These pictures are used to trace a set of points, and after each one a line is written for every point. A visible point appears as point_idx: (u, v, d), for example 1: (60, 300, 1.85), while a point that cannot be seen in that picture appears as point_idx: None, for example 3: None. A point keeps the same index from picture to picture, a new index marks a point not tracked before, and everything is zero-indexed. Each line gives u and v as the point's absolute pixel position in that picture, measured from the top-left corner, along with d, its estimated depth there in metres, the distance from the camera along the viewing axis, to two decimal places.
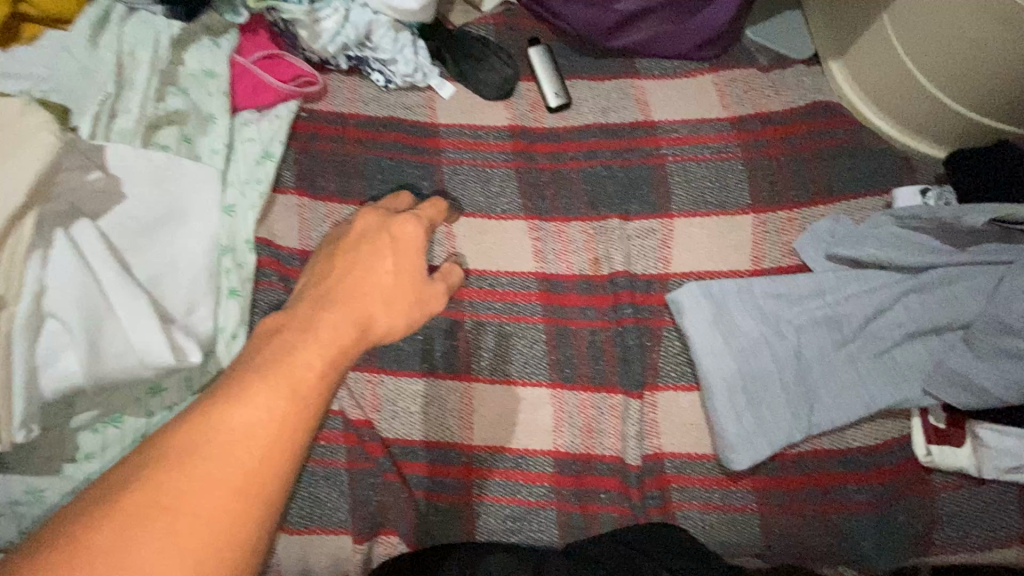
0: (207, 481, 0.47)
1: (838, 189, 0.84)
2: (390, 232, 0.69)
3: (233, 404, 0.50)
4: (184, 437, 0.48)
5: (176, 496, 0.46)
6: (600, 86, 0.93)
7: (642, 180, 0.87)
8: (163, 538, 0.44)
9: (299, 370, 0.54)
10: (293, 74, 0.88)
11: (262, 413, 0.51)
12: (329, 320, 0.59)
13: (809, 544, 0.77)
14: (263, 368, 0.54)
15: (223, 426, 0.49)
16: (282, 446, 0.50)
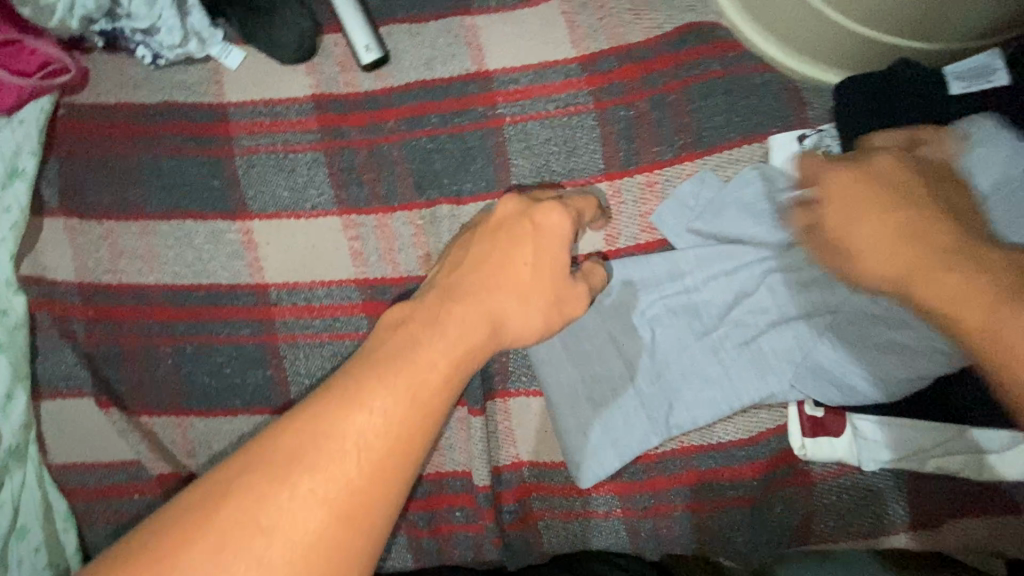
0: (314, 498, 0.40)
1: (707, 139, 0.69)
2: (533, 220, 0.59)
3: (353, 405, 0.43)
4: (318, 426, 0.42)
5: (279, 514, 0.40)
6: (421, 30, 0.75)
7: (477, 150, 0.72)
8: (260, 559, 0.39)
9: (421, 373, 0.46)
10: (39, 62, 0.71)
11: (366, 430, 0.43)
12: (425, 340, 0.49)
13: (678, 543, 0.72)
14: (381, 367, 0.46)
15: (332, 436, 0.42)
16: (394, 461, 0.43)
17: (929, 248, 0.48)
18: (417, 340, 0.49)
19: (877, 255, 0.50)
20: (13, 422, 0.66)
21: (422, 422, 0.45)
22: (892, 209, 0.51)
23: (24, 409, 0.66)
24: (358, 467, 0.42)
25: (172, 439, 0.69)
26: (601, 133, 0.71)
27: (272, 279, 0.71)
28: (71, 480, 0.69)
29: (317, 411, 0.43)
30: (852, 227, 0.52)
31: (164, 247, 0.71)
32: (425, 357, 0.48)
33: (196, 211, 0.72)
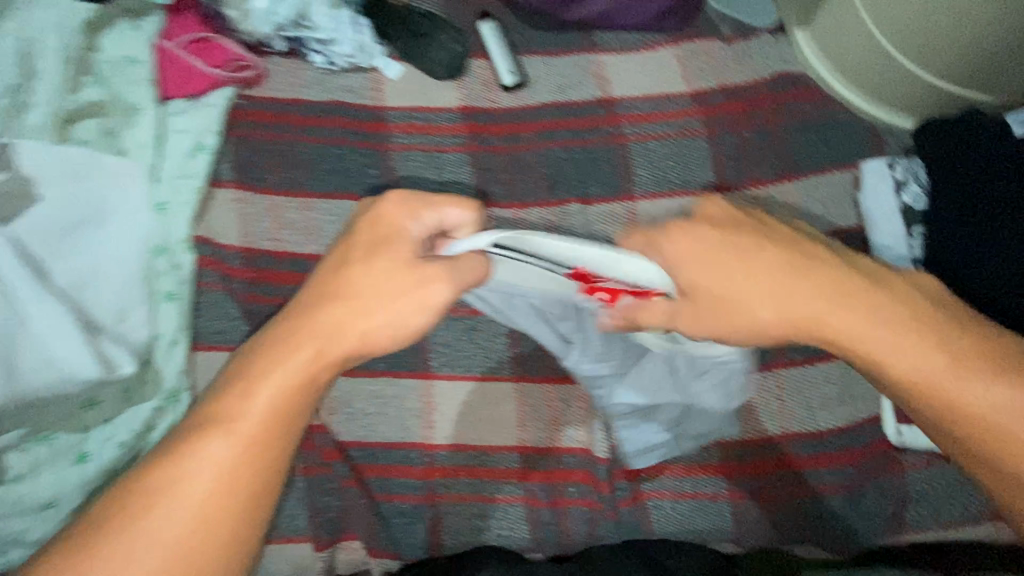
0: (184, 508, 0.52)
1: (805, 163, 0.81)
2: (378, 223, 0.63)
3: (275, 353, 0.58)
4: (264, 358, 0.58)
5: (161, 514, 0.51)
6: (556, 61, 0.87)
7: (603, 161, 0.83)
8: (126, 555, 0.49)
9: (294, 397, 0.57)
10: (225, 58, 0.82)
11: (213, 459, 0.53)
12: (262, 339, 0.59)
13: (781, 528, 0.76)
14: (252, 381, 0.57)
15: (339, 351, 0.59)
16: (253, 470, 0.54)
17: (852, 291, 0.60)
18: (354, 292, 0.60)
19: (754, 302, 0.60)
20: (174, 366, 0.70)
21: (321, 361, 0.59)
22: (778, 272, 0.60)
23: (183, 356, 0.71)
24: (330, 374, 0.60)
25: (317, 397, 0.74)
26: (712, 153, 0.82)
27: None
28: None
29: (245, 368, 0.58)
30: (751, 280, 0.60)
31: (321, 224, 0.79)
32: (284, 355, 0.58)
33: (354, 194, 0.80)
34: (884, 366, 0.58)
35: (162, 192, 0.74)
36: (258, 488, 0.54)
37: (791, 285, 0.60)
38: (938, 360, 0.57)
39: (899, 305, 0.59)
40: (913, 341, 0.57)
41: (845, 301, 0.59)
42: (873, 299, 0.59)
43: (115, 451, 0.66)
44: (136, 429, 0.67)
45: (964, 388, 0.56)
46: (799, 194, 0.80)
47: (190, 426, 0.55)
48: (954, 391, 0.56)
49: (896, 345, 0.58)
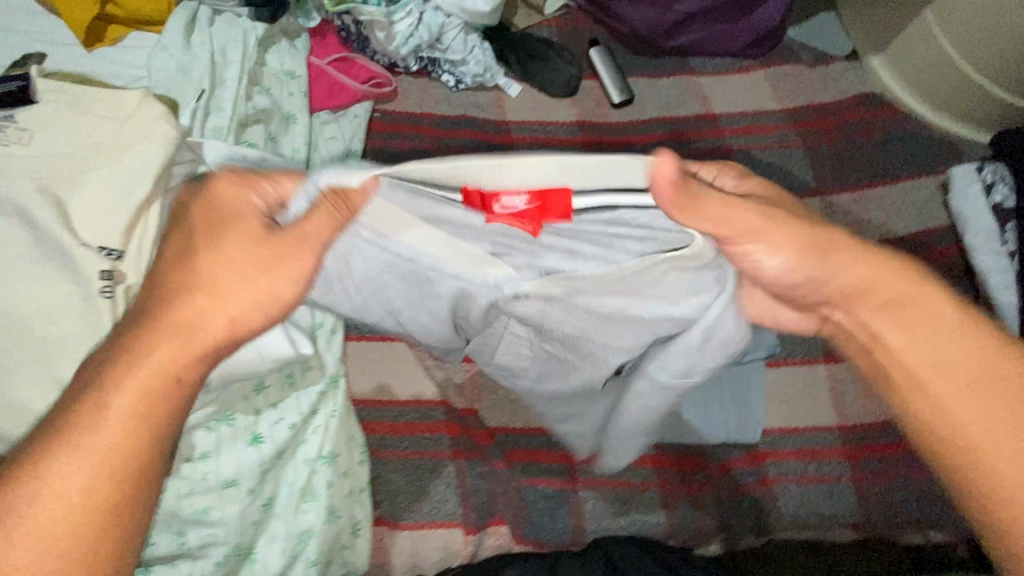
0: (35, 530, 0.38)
1: (892, 171, 0.90)
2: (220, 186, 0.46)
3: (250, 280, 0.44)
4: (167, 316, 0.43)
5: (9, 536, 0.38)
6: (658, 83, 0.97)
7: (710, 169, 0.91)
8: None
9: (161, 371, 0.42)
10: (364, 75, 0.89)
11: (78, 462, 0.40)
12: (236, 262, 0.44)
13: (904, 510, 0.79)
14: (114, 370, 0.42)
15: (244, 319, 0.44)
16: (127, 470, 0.41)
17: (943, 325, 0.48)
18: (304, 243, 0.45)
19: (842, 277, 0.48)
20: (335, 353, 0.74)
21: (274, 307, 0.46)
22: (865, 261, 0.48)
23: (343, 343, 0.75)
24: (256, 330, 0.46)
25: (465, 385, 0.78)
26: (808, 162, 0.91)
27: None
28: (369, 416, 0.75)
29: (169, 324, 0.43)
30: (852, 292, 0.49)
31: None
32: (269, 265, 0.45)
33: None
34: (984, 381, 0.46)
35: None
36: (147, 458, 0.41)
37: (862, 253, 0.48)
38: (1012, 362, 0.47)
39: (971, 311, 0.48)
40: (950, 340, 0.47)
41: (946, 297, 0.48)
42: (944, 289, 0.49)
43: (286, 433, 0.68)
44: (305, 412, 0.70)
45: (1019, 400, 0.45)
46: (890, 198, 0.89)
47: (78, 392, 0.42)
48: (1019, 399, 0.46)
49: (968, 351, 0.47)
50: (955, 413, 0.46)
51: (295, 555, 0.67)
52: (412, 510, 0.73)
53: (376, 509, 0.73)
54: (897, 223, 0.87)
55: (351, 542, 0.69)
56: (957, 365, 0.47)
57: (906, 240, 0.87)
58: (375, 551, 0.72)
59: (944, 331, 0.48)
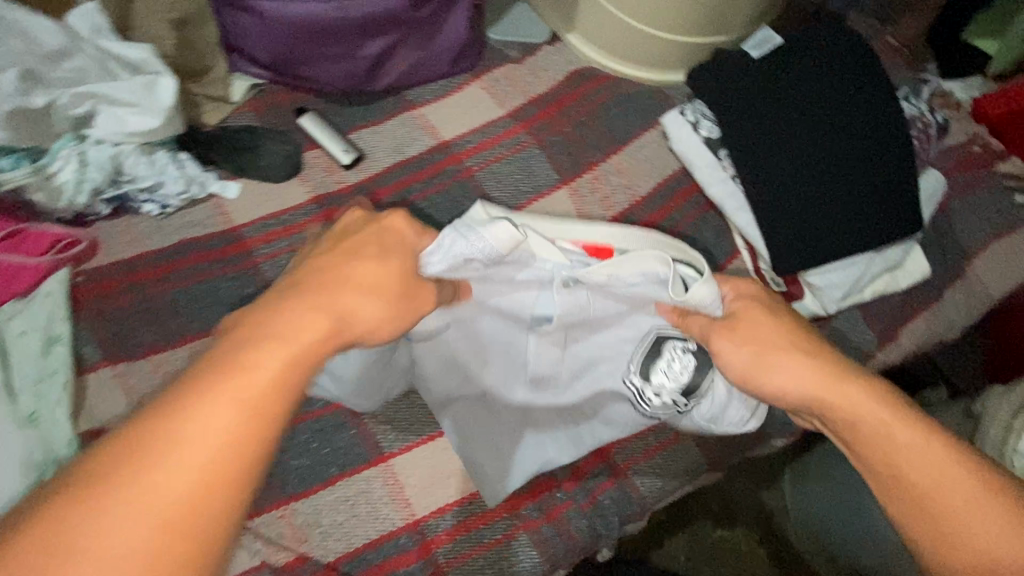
0: (128, 512, 0.37)
1: (620, 136, 0.93)
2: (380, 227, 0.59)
3: (357, 298, 0.52)
4: (231, 347, 0.45)
5: (147, 480, 0.38)
6: (382, 128, 0.93)
7: (463, 197, 0.89)
8: (129, 502, 0.38)
9: (254, 375, 0.43)
10: (45, 243, 0.76)
11: (212, 428, 0.41)
12: (345, 275, 0.53)
13: (737, 439, 0.85)
14: (216, 364, 0.43)
15: (295, 340, 0.46)
16: (220, 478, 0.40)
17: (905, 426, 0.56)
18: (368, 281, 0.53)
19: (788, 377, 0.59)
20: None
21: (348, 323, 0.50)
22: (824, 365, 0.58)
23: None
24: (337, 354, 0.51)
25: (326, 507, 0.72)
26: (546, 157, 0.92)
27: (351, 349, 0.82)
28: None
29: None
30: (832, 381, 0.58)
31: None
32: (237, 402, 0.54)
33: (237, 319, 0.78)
34: (918, 491, 0.53)
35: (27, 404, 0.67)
36: (242, 477, 0.41)
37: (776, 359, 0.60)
38: (973, 489, 0.51)
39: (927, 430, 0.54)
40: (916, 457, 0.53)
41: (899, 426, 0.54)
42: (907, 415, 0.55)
43: None
44: None
45: (966, 515, 0.50)
46: (627, 161, 0.92)
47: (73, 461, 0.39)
48: (956, 513, 0.51)
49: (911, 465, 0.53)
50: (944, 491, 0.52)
51: None
52: None
53: None
54: (643, 181, 0.91)
55: None
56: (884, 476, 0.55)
57: (655, 194, 0.90)
58: None
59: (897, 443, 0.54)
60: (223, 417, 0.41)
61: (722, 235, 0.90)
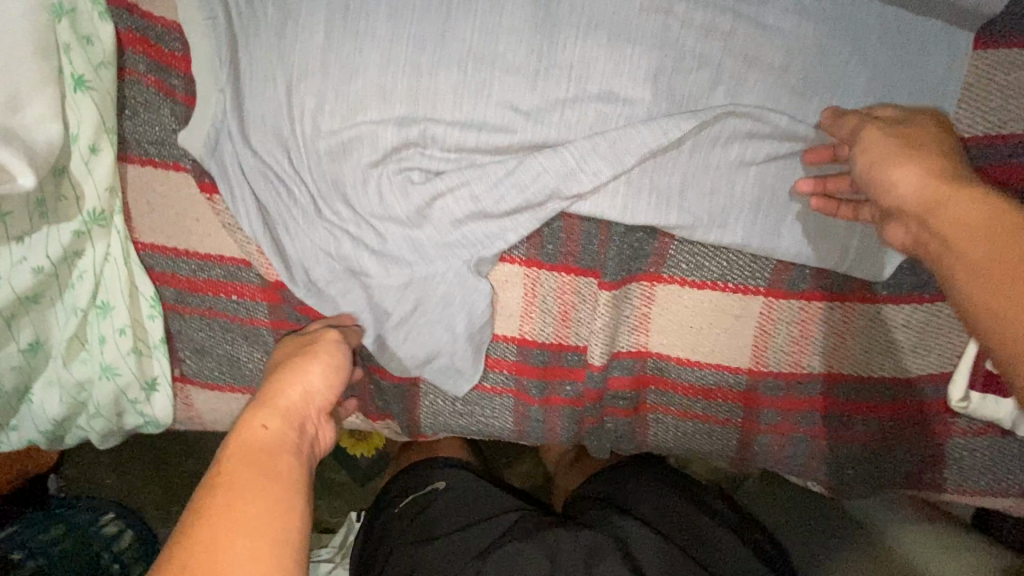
0: (973, 220, 0.45)
1: (1002, 27, 0.55)
2: (888, 174, 0.51)
3: (891, 165, 0.50)
4: (872, 164, 0.52)
5: (947, 222, 0.46)
6: None
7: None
8: (962, 223, 0.45)
9: (898, 179, 0.50)
10: None
11: (918, 179, 0.49)
12: (870, 146, 0.52)
13: (787, 461, 0.69)
14: (879, 163, 0.51)
15: (878, 187, 0.52)
16: (962, 211, 0.45)
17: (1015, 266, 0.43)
18: (908, 145, 0.50)
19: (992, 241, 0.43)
20: (97, 180, 0.54)
21: (902, 144, 0.51)
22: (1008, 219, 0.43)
23: (110, 168, 0.55)
24: (866, 169, 0.52)
25: (229, 209, 0.58)
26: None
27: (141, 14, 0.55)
28: (156, 263, 0.60)
29: (209, 508, 0.42)
30: None
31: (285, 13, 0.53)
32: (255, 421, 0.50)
33: None
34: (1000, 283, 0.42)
35: None
36: (945, 200, 0.47)
37: None
38: (996, 220, 0.43)
39: (1001, 204, 0.44)
40: (967, 249, 0.44)
41: (967, 185, 0.46)
42: (909, 157, 0.50)
43: (30, 278, 0.54)
44: (55, 253, 0.54)
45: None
46: (971, 71, 0.56)
47: (891, 184, 0.50)
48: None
49: (973, 248, 0.44)
50: (951, 262, 0.46)
51: (79, 402, 0.61)
52: (216, 374, 0.64)
53: (178, 367, 0.64)
54: (970, 120, 0.56)
55: (143, 397, 0.62)
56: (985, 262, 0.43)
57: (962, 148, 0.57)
58: (182, 404, 0.66)
59: (907, 210, 0.49)
60: (940, 168, 0.48)
61: None
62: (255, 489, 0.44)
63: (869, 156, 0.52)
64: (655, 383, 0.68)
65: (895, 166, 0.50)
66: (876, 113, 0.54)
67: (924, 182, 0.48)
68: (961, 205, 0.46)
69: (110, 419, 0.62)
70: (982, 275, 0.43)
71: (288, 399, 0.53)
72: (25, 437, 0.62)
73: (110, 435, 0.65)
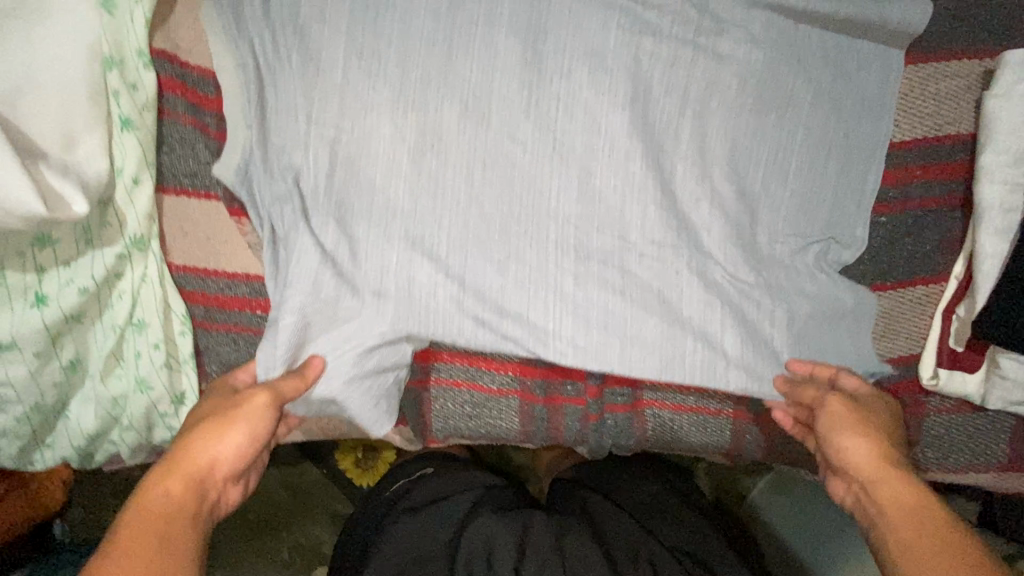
0: (895, 501, 0.53)
1: (925, 45, 0.63)
2: (836, 439, 0.59)
3: (844, 431, 0.59)
4: (829, 424, 0.60)
5: (875, 501, 0.54)
6: None
7: (685, 10, 0.63)
8: (897, 502, 0.53)
9: (846, 449, 0.58)
10: None
11: (858, 449, 0.57)
12: (832, 408, 0.60)
13: (776, 450, 0.74)
14: (829, 425, 0.60)
15: (831, 448, 0.59)
16: (896, 500, 0.53)
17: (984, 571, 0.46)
18: (860, 416, 0.59)
19: (915, 521, 0.51)
20: (138, 209, 0.60)
21: (861, 417, 0.59)
22: (922, 506, 0.52)
23: (149, 198, 0.61)
24: (823, 428, 0.60)
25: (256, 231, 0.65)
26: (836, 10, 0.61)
27: (181, 63, 0.63)
28: (188, 283, 0.65)
29: None
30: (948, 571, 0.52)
31: (307, 59, 0.61)
32: (154, 490, 0.52)
33: None
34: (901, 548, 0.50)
35: None
36: (878, 474, 0.55)
37: None
38: (926, 516, 0.51)
39: (940, 511, 0.51)
40: (924, 562, 0.48)
41: (897, 473, 0.55)
42: (860, 429, 0.58)
43: (76, 299, 0.59)
44: (98, 276, 0.60)
45: None
46: (904, 84, 0.64)
47: (836, 448, 0.59)
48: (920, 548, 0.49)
49: (902, 522, 0.51)
50: (888, 540, 0.51)
51: (112, 417, 0.65)
52: None
53: (205, 381, 0.69)
54: (904, 126, 0.64)
55: (171, 411, 0.66)
56: (911, 528, 0.50)
57: (903, 151, 0.65)
58: None
59: (857, 474, 0.57)
60: (878, 444, 0.57)
61: (942, 249, 0.66)
62: (141, 564, 0.47)
63: (826, 416, 0.60)
64: (647, 380, 0.74)
65: (843, 434, 0.58)
66: (842, 380, 0.63)
67: (864, 457, 0.57)
68: (900, 488, 0.53)
69: (140, 432, 0.66)
70: (918, 559, 0.48)
71: (187, 463, 0.54)
72: (59, 454, 0.66)
73: (139, 449, 0.69)
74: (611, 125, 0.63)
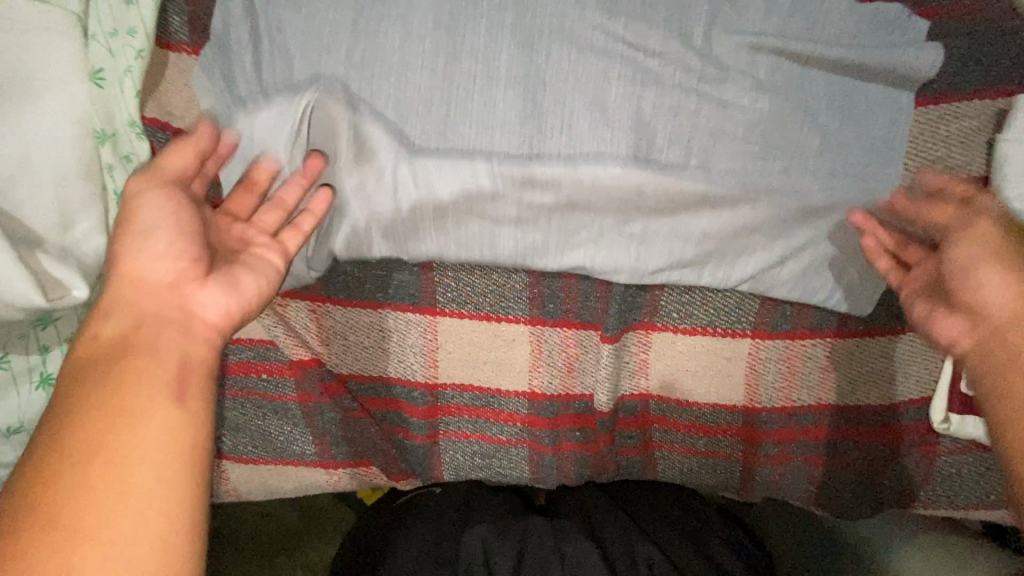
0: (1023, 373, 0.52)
1: (939, 85, 0.62)
2: (976, 271, 0.57)
3: (985, 266, 0.56)
4: (960, 260, 0.58)
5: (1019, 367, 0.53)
6: None
7: (689, 57, 0.61)
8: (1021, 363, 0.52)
9: (988, 306, 0.55)
10: None
11: (998, 298, 0.55)
12: (977, 246, 0.57)
13: (785, 489, 0.74)
14: (965, 265, 0.58)
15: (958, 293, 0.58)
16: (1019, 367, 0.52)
17: None
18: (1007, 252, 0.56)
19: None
20: None
21: (999, 255, 0.56)
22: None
23: None
24: (965, 259, 0.58)
25: None
26: (842, 54, 0.60)
27: (174, 130, 0.61)
28: None
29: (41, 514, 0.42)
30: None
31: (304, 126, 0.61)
32: (93, 388, 0.46)
33: None
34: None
35: (99, 60, 0.56)
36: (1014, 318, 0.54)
37: None
38: None
39: None
40: None
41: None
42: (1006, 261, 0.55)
43: None
44: None
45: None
46: (917, 127, 0.62)
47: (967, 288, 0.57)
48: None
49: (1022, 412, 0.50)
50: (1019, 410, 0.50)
51: None
52: (251, 448, 0.69)
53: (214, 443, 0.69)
54: (918, 168, 0.63)
55: None
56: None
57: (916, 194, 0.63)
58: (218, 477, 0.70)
59: (992, 318, 0.55)
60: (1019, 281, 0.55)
61: None
62: (114, 477, 0.43)
63: (967, 246, 0.58)
64: (656, 424, 0.73)
65: (985, 292, 0.56)
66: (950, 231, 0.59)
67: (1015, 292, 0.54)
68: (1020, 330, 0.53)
69: None
70: None
71: (175, 310, 0.52)
72: None
73: None
74: (615, 180, 0.61)
